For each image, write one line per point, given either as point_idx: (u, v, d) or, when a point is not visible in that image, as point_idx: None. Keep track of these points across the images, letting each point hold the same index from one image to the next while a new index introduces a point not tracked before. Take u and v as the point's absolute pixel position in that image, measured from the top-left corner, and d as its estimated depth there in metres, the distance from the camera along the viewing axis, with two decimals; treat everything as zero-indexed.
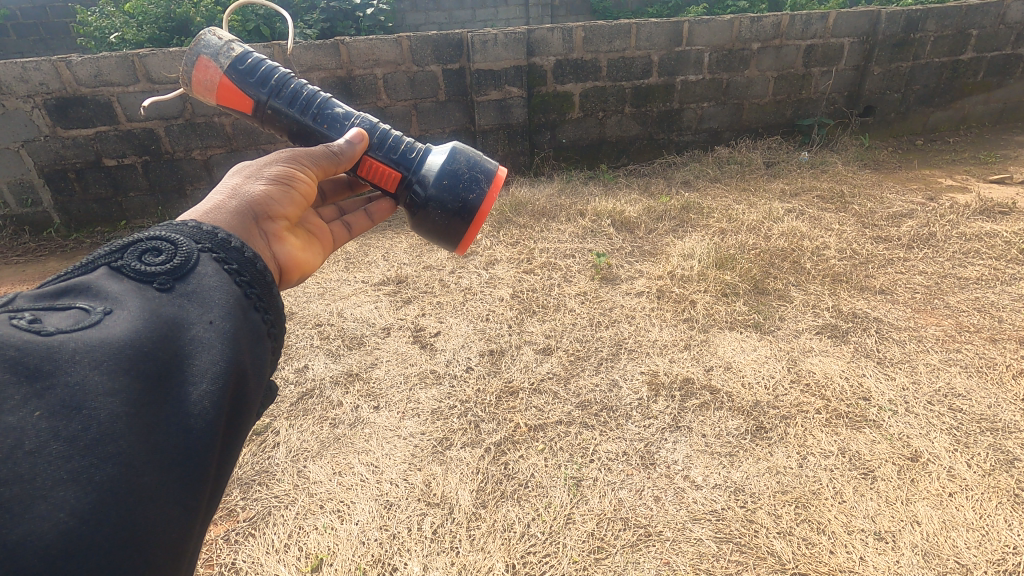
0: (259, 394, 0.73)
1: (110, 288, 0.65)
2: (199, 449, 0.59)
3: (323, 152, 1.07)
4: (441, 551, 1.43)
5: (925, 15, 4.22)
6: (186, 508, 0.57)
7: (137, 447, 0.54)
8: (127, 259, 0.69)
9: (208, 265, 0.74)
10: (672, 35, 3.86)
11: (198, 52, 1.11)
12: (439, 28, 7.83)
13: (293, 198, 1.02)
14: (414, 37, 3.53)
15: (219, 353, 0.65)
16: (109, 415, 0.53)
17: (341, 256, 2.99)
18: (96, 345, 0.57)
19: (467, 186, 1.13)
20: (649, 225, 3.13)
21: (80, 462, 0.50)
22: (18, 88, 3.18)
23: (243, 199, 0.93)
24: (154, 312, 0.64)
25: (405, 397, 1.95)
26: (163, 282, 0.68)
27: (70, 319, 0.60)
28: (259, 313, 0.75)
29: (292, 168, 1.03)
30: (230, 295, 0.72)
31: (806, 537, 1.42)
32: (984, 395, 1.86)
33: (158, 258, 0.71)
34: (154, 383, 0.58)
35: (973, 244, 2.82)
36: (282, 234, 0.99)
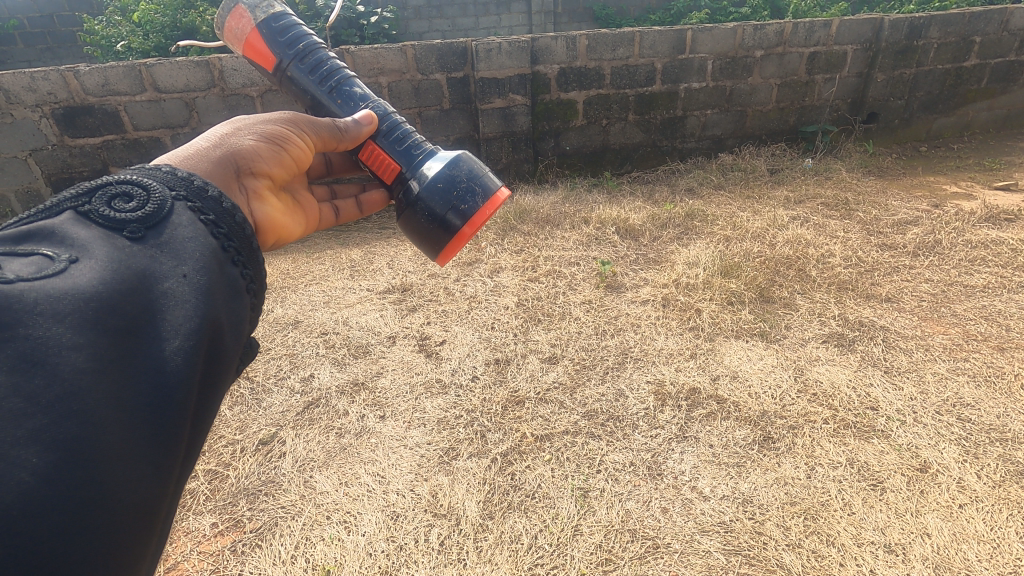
0: (236, 348, 0.72)
1: (77, 235, 0.62)
2: (170, 405, 0.58)
3: (328, 124, 1.09)
4: (448, 563, 1.43)
5: (928, 22, 4.23)
6: (155, 465, 0.57)
7: (103, 404, 0.52)
8: (96, 204, 0.67)
9: (184, 214, 0.72)
10: (675, 42, 3.87)
11: (238, 0, 1.13)
12: (442, 36, 7.86)
13: (281, 157, 1.02)
14: (418, 46, 3.55)
15: (192, 308, 0.63)
16: (74, 370, 0.51)
17: (346, 264, 3.00)
18: (61, 295, 0.54)
19: (460, 195, 1.11)
20: (654, 232, 3.13)
21: (44, 418, 0.49)
22: (26, 97, 3.20)
23: (227, 150, 0.93)
24: (123, 262, 0.61)
25: (411, 406, 1.95)
26: (134, 230, 0.66)
27: (32, 265, 0.56)
28: (238, 267, 0.74)
29: (288, 129, 1.04)
30: (206, 248, 0.70)
31: (816, 550, 1.41)
32: (992, 405, 1.85)
33: (128, 204, 0.68)
34: (122, 336, 0.56)
35: (979, 252, 2.81)
36: (263, 194, 0.98)
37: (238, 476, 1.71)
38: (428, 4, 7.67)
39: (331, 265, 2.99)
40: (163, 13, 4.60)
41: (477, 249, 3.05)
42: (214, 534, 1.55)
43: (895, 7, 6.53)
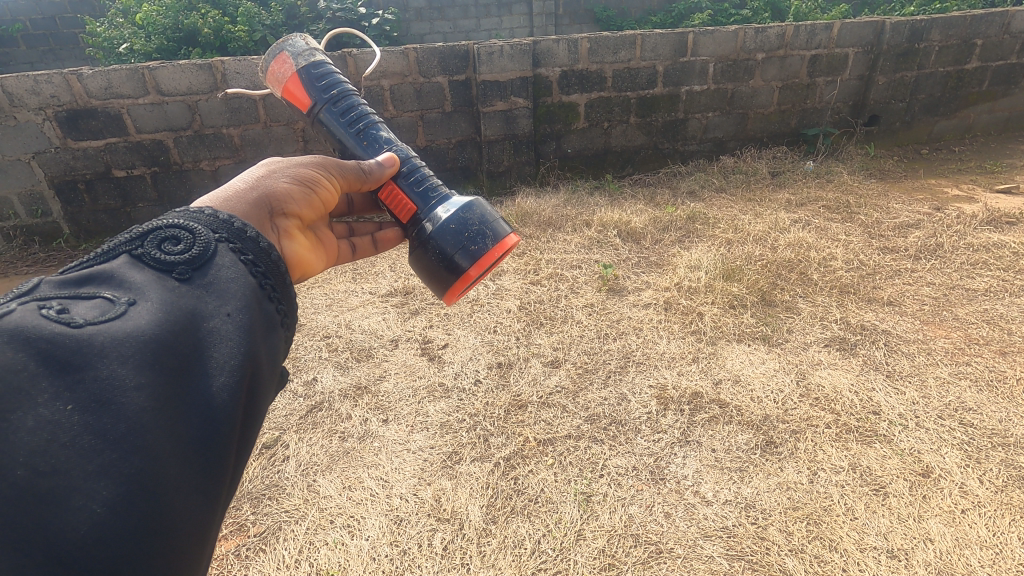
0: (273, 381, 0.73)
1: (132, 278, 0.64)
2: (219, 440, 0.59)
3: (355, 168, 1.10)
4: (452, 567, 1.43)
5: (929, 24, 4.23)
6: (206, 496, 0.58)
7: (163, 441, 0.54)
8: (147, 247, 0.68)
9: (226, 256, 0.73)
10: (677, 45, 3.87)
11: (284, 48, 1.18)
12: (444, 37, 7.87)
13: (311, 199, 1.03)
14: (421, 49, 3.55)
15: (237, 345, 0.65)
16: (137, 410, 0.53)
17: (349, 267, 3.01)
18: (123, 337, 0.56)
19: (471, 238, 1.11)
20: (656, 235, 3.13)
21: (111, 454, 0.51)
22: (30, 101, 3.21)
23: (262, 191, 0.94)
24: (174, 303, 0.63)
25: (414, 410, 1.95)
26: (183, 272, 0.67)
27: (96, 309, 0.59)
28: (273, 304, 0.75)
29: (319, 172, 1.06)
30: (246, 287, 0.71)
31: (818, 555, 1.42)
32: (995, 409, 1.85)
33: (176, 247, 0.69)
34: (176, 375, 0.58)
35: (981, 255, 2.81)
36: (293, 233, 0.99)
37: (242, 480, 1.72)
38: (430, 7, 7.67)
39: (333, 267, 3.00)
40: (165, 15, 4.60)
41: None
42: (218, 538, 1.56)
43: (897, 10, 6.54)
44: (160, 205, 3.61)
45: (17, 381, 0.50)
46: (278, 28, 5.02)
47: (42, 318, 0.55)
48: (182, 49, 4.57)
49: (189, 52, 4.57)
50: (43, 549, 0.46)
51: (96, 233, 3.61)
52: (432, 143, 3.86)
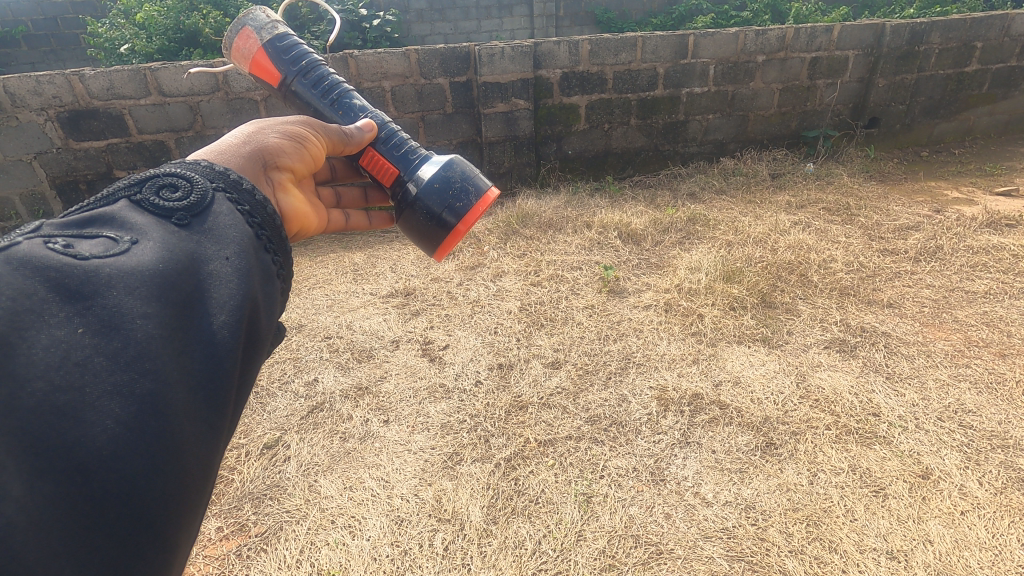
0: (270, 329, 0.76)
1: (133, 220, 0.66)
2: (221, 373, 0.62)
3: (336, 129, 1.11)
4: (452, 568, 1.44)
5: (929, 27, 4.24)
6: (210, 426, 0.62)
7: (170, 367, 0.57)
8: (146, 194, 0.70)
9: (223, 204, 0.74)
10: (677, 47, 3.88)
11: (245, 22, 1.18)
12: (444, 39, 7.89)
13: (303, 154, 1.03)
14: (422, 50, 3.56)
15: (236, 286, 0.67)
16: (146, 336, 0.57)
17: (349, 268, 3.01)
18: (128, 271, 0.59)
19: (456, 193, 1.15)
20: (656, 237, 3.14)
21: (123, 375, 0.54)
22: (31, 101, 3.21)
23: (255, 146, 0.94)
24: (175, 244, 0.65)
25: (415, 410, 1.96)
26: (182, 218, 0.69)
27: (100, 246, 0.61)
28: (270, 254, 0.77)
29: (307, 129, 1.05)
30: (244, 235, 0.73)
31: (818, 556, 1.42)
32: (994, 411, 1.86)
33: (174, 195, 0.71)
34: (180, 309, 0.61)
35: (980, 258, 2.82)
36: (288, 186, 0.99)
37: (243, 480, 1.72)
38: (431, 8, 7.67)
39: (334, 269, 3.01)
40: (167, 17, 4.61)
41: (479, 254, 3.06)
42: (220, 538, 1.56)
43: (896, 13, 6.55)
44: None
45: (30, 303, 0.52)
46: None
47: (48, 251, 0.58)
48: (183, 50, 4.58)
49: (190, 52, 4.58)
50: (63, 457, 0.49)
51: None
52: (433, 144, 3.87)
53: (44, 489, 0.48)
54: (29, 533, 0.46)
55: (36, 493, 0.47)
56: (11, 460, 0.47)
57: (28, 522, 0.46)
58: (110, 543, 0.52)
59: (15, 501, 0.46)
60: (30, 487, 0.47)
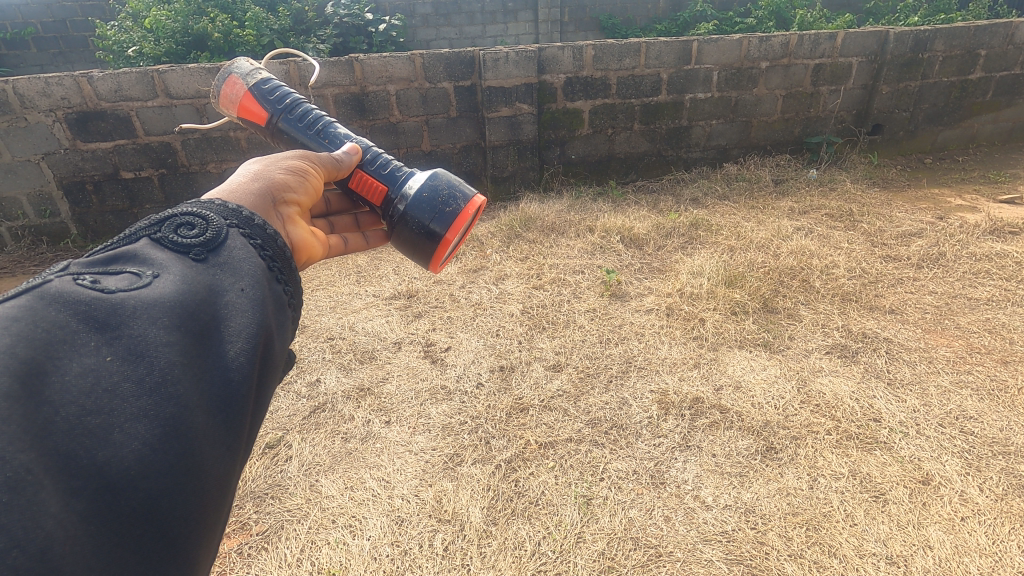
0: (283, 355, 0.79)
1: (154, 256, 0.70)
2: (237, 397, 0.65)
3: (329, 157, 1.13)
4: (452, 568, 1.44)
5: (933, 35, 4.24)
6: (228, 447, 0.64)
7: (190, 390, 0.61)
8: (165, 232, 0.73)
9: (236, 239, 0.78)
10: (681, 53, 3.90)
11: (231, 70, 1.24)
12: (449, 44, 7.94)
13: (307, 186, 1.04)
14: (427, 55, 3.59)
15: (251, 316, 0.70)
16: (168, 362, 0.60)
17: (352, 269, 3.03)
18: (151, 303, 0.63)
19: (444, 201, 1.17)
20: (659, 242, 3.15)
21: (148, 399, 0.57)
22: (40, 102, 3.25)
23: (264, 182, 0.95)
24: (194, 277, 0.69)
25: (416, 412, 1.97)
26: (199, 253, 0.72)
27: (124, 281, 0.65)
28: (280, 285, 0.80)
29: (306, 163, 1.07)
30: (257, 267, 0.76)
31: (817, 560, 1.42)
32: (996, 418, 1.85)
33: (191, 231, 0.75)
34: (198, 338, 0.64)
35: (983, 265, 2.82)
36: (296, 219, 0.99)
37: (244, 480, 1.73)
38: (437, 13, 7.73)
39: (338, 270, 3.03)
40: (174, 19, 4.65)
41: (481, 257, 3.08)
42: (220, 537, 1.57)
43: (901, 22, 6.57)
44: (166, 207, 3.65)
45: (63, 335, 0.57)
46: (285, 33, 5.07)
47: (77, 288, 0.61)
48: (190, 52, 4.62)
49: (197, 56, 4.62)
50: (94, 475, 0.52)
51: (104, 234, 3.65)
52: (436, 148, 3.89)
53: (78, 507, 0.51)
54: (66, 545, 0.49)
55: (70, 510, 0.50)
56: (48, 479, 0.50)
57: (66, 535, 0.49)
58: (138, 558, 0.55)
59: (52, 517, 0.49)
60: (66, 504, 0.50)
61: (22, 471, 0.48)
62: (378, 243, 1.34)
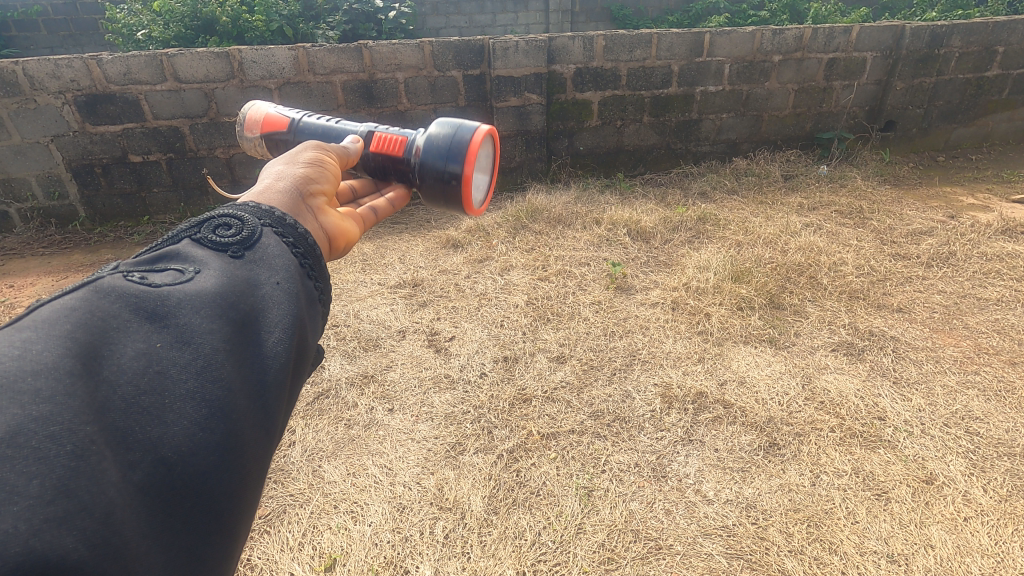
0: (315, 349, 0.78)
1: (195, 253, 0.70)
2: (276, 385, 0.65)
3: (338, 149, 1.12)
4: (453, 555, 1.45)
5: (950, 31, 4.18)
6: (267, 432, 0.64)
7: (232, 375, 0.61)
8: (204, 231, 0.74)
9: (269, 237, 0.78)
10: (693, 45, 3.86)
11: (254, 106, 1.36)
12: (459, 32, 7.88)
13: (328, 175, 1.03)
14: (436, 42, 3.57)
15: (287, 308, 0.70)
16: (213, 348, 0.60)
17: (358, 258, 3.04)
18: (195, 294, 0.63)
19: (455, 135, 1.17)
20: (665, 235, 3.13)
21: (196, 382, 0.58)
22: (50, 84, 3.25)
23: (288, 178, 0.94)
24: (234, 271, 0.69)
25: (419, 400, 1.98)
26: (236, 250, 0.73)
27: (169, 277, 0.65)
28: (312, 280, 0.79)
29: (320, 155, 1.06)
30: (290, 263, 0.76)
31: (817, 556, 1.42)
32: (1002, 419, 1.84)
33: (229, 230, 0.75)
34: (238, 327, 0.64)
35: (993, 265, 2.79)
36: (325, 209, 0.98)
37: None
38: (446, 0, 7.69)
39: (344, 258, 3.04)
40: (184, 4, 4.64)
41: (488, 247, 3.08)
42: None
43: (919, 16, 6.46)
44: (174, 191, 3.65)
45: (116, 323, 0.58)
46: (295, 19, 5.01)
47: (127, 282, 0.62)
48: (200, 37, 4.61)
49: (206, 40, 4.61)
50: (148, 451, 0.52)
51: (111, 217, 3.66)
52: None
53: (135, 479, 0.51)
54: (125, 512, 0.49)
55: (128, 481, 0.50)
56: (109, 450, 0.50)
57: (125, 502, 0.49)
58: (187, 530, 0.55)
59: (113, 485, 0.49)
60: (124, 475, 0.50)
61: (86, 441, 0.49)
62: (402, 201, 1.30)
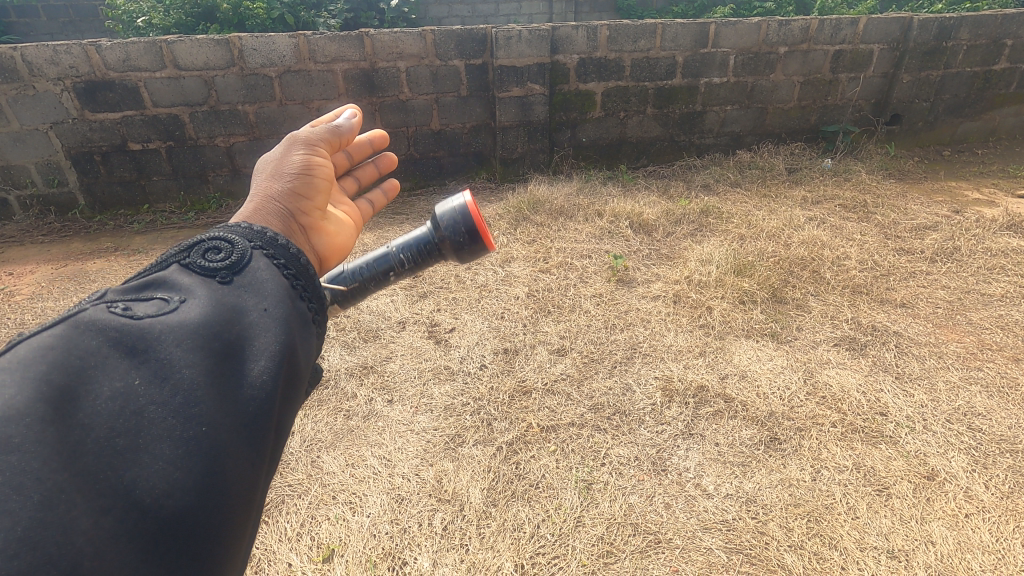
0: (311, 371, 0.77)
1: (182, 279, 0.70)
2: (261, 417, 0.64)
3: (326, 137, 1.07)
4: (451, 547, 1.45)
5: (958, 23, 4.12)
6: (253, 465, 0.63)
7: (213, 410, 0.60)
8: (193, 255, 0.73)
9: (259, 260, 0.77)
10: (698, 36, 3.81)
11: None
12: (462, 21, 7.81)
13: (316, 182, 1.01)
14: (438, 31, 3.53)
15: (275, 335, 0.69)
16: (192, 384, 0.60)
17: (359, 248, 3.03)
18: (177, 327, 0.63)
19: None
20: (668, 228, 3.11)
21: (173, 421, 0.58)
22: (49, 71, 3.22)
23: (274, 203, 0.94)
24: (219, 299, 0.69)
25: (418, 391, 1.97)
26: (225, 275, 0.72)
27: (153, 307, 0.65)
28: (305, 301, 0.79)
29: (308, 156, 1.02)
30: (281, 287, 0.75)
31: (817, 552, 1.41)
32: (1005, 415, 1.82)
33: (219, 253, 0.75)
34: (221, 358, 0.64)
35: (998, 260, 2.76)
36: (316, 225, 1.00)
37: None
38: None
39: None
40: None
41: None
42: None
43: (926, 9, 6.39)
44: (174, 179, 3.63)
45: (93, 362, 0.58)
46: (296, 7, 4.96)
47: (108, 315, 0.63)
48: (200, 24, 4.57)
49: (207, 27, 4.56)
50: (121, 495, 0.53)
51: (111, 205, 3.65)
52: (446, 126, 3.84)
53: (108, 525, 0.52)
54: (95, 560, 0.50)
55: (100, 526, 0.51)
56: (81, 498, 0.51)
57: (95, 550, 0.50)
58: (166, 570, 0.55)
59: (83, 533, 0.50)
60: (95, 521, 0.51)
61: (55, 491, 0.50)
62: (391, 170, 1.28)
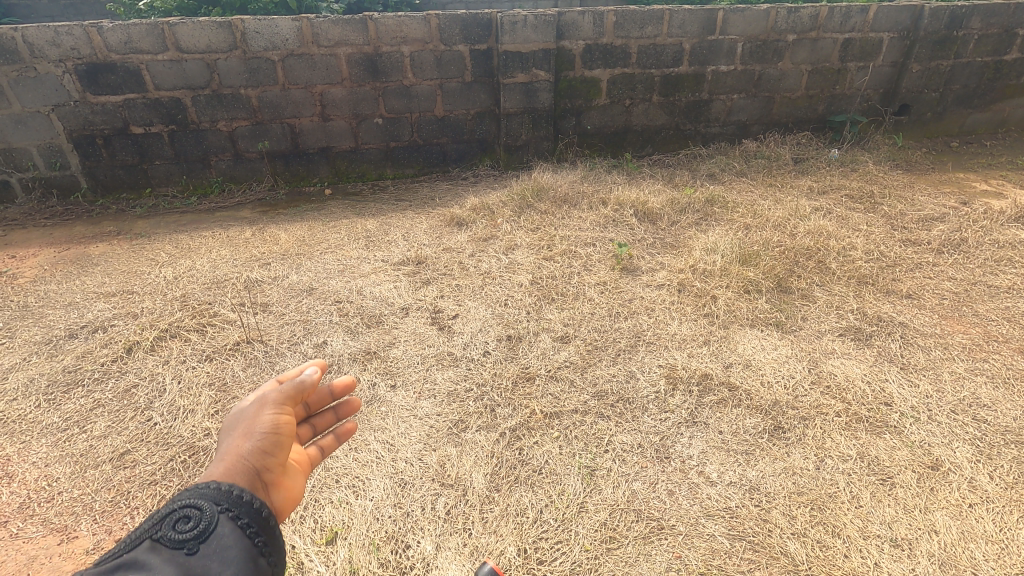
0: None
1: (146, 567, 0.71)
2: None
3: (291, 391, 1.05)
4: (453, 531, 1.45)
5: (970, 12, 4.06)
6: None
7: None
8: (162, 531, 0.76)
9: (225, 525, 0.79)
10: (705, 23, 3.77)
11: None
12: (466, 7, 7.74)
13: (279, 440, 0.96)
14: (443, 16, 3.49)
15: None
16: None
17: (362, 235, 3.02)
18: None
19: None
20: (673, 217, 3.09)
21: None
22: (50, 52, 3.19)
23: (235, 470, 0.88)
24: None
25: (421, 377, 1.97)
26: (189, 550, 0.74)
27: None
28: (265, 558, 0.81)
29: (274, 411, 1.00)
30: (243, 553, 0.78)
31: (820, 540, 1.41)
32: (1010, 406, 1.81)
33: (186, 524, 0.77)
34: None
35: (1006, 252, 2.74)
36: (280, 480, 0.94)
37: None
38: None
39: (348, 235, 3.02)
40: None
41: (493, 226, 3.04)
42: None
43: None
44: (176, 163, 3.61)
45: None
46: None
47: None
48: (202, 7, 4.52)
49: (209, 11, 4.52)
50: None
51: (114, 189, 3.63)
52: (450, 113, 3.81)
53: None
54: None
55: None
56: None
57: None
58: None
59: None
60: None
61: None
62: (350, 414, 1.26)
